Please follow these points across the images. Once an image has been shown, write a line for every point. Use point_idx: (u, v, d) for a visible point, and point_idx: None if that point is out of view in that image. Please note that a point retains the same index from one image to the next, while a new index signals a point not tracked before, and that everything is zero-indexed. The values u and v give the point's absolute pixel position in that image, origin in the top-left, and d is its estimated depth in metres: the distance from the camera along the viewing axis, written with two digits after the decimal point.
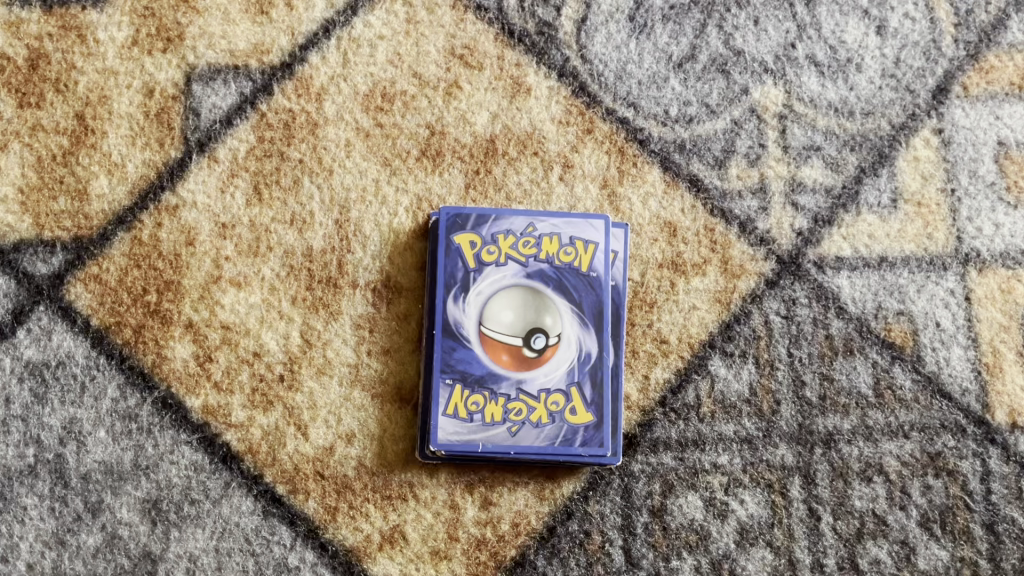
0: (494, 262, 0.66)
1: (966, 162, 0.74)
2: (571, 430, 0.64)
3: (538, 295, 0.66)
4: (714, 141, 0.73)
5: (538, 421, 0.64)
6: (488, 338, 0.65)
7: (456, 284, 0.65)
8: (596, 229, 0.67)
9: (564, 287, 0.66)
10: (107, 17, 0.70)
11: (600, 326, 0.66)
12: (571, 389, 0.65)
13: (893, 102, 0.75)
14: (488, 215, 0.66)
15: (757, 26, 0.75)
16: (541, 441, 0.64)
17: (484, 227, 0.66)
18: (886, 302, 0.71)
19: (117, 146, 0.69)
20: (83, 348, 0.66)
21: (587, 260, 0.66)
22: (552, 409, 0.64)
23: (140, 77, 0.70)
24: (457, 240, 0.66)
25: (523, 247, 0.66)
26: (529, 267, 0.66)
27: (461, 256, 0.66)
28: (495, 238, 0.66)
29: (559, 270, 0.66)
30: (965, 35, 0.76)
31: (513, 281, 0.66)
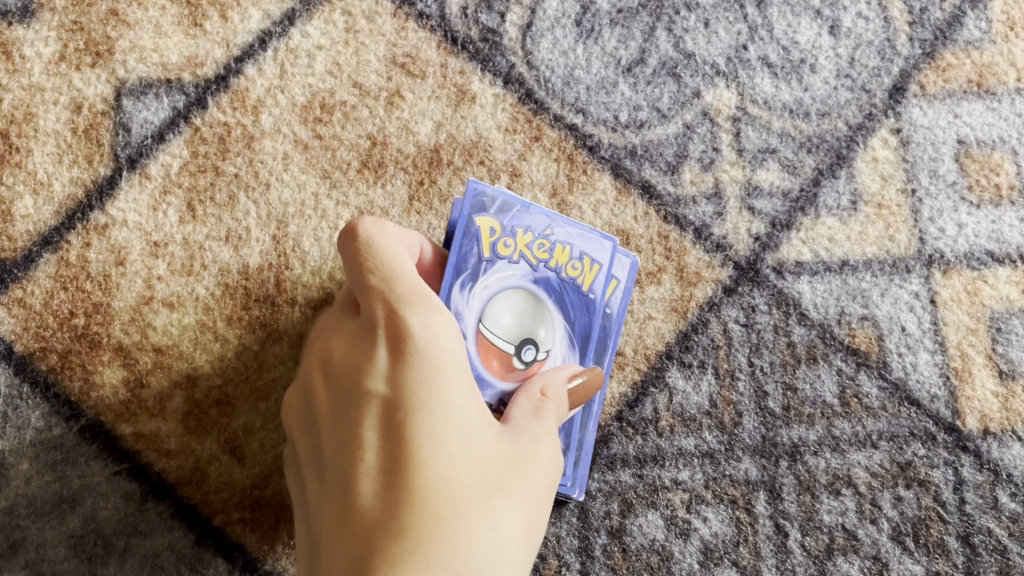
0: (508, 258, 0.56)
1: (926, 162, 0.72)
2: None
3: (539, 304, 0.57)
4: (666, 147, 0.71)
5: None
6: (483, 339, 0.55)
7: (461, 275, 0.55)
8: (608, 253, 0.59)
9: (564, 304, 0.58)
10: (33, 32, 0.68)
11: (587, 351, 0.59)
12: None
13: (849, 102, 0.73)
14: (514, 204, 0.57)
15: (707, 29, 0.73)
16: None
17: (507, 216, 0.56)
18: (848, 307, 0.69)
19: (42, 165, 0.66)
20: (4, 376, 0.63)
21: (590, 279, 0.58)
22: None
23: (68, 94, 0.67)
24: (478, 223, 0.55)
25: (537, 249, 0.57)
26: (537, 272, 0.57)
27: (477, 242, 0.55)
28: (514, 232, 0.56)
29: (563, 285, 0.58)
30: (920, 33, 0.74)
31: (518, 283, 0.57)
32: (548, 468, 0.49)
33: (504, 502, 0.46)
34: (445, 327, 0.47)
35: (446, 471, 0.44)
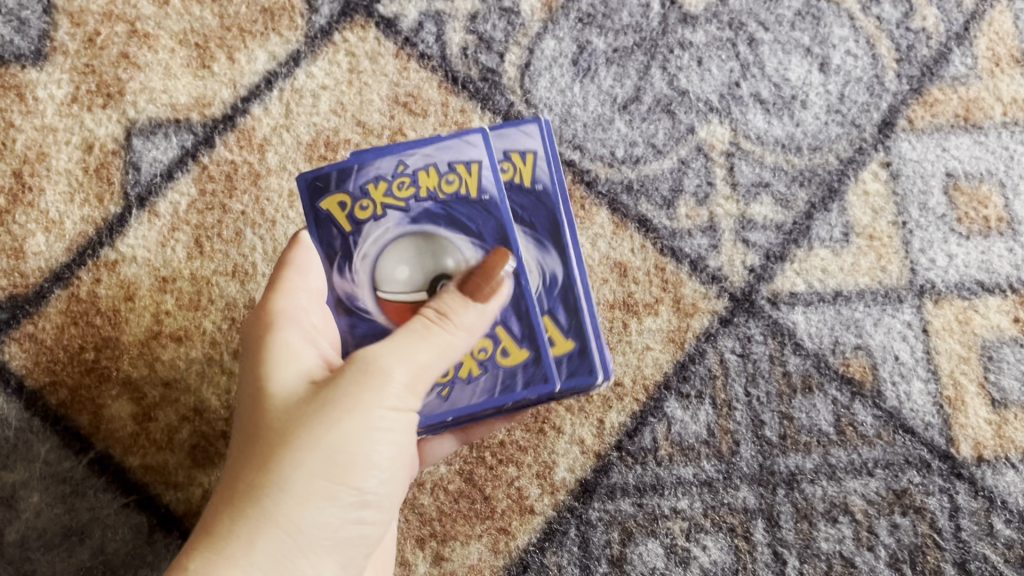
0: (371, 217, 0.54)
1: (916, 194, 0.74)
2: (509, 374, 0.53)
3: (430, 239, 0.54)
4: (661, 181, 0.72)
5: (469, 375, 0.54)
6: (388, 302, 0.54)
7: (343, 251, 0.54)
8: (474, 141, 0.55)
9: (462, 219, 0.54)
10: (47, 75, 0.70)
11: (509, 237, 0.54)
12: (496, 329, 0.54)
13: (839, 137, 0.75)
14: (351, 166, 0.54)
15: (700, 66, 0.75)
16: (478, 398, 0.53)
17: (349, 182, 0.54)
18: (842, 337, 0.70)
19: (54, 203, 0.68)
20: (15, 410, 0.64)
21: (476, 184, 0.54)
22: (480, 358, 0.54)
23: (80, 134, 0.69)
24: (324, 206, 0.54)
25: (399, 190, 0.54)
26: (411, 211, 0.54)
27: (334, 222, 0.54)
28: (365, 190, 0.54)
29: (447, 206, 0.54)
30: (908, 69, 0.76)
31: (398, 233, 0.54)
32: (348, 444, 0.46)
33: (314, 494, 0.46)
34: (282, 340, 0.50)
35: (246, 478, 0.46)
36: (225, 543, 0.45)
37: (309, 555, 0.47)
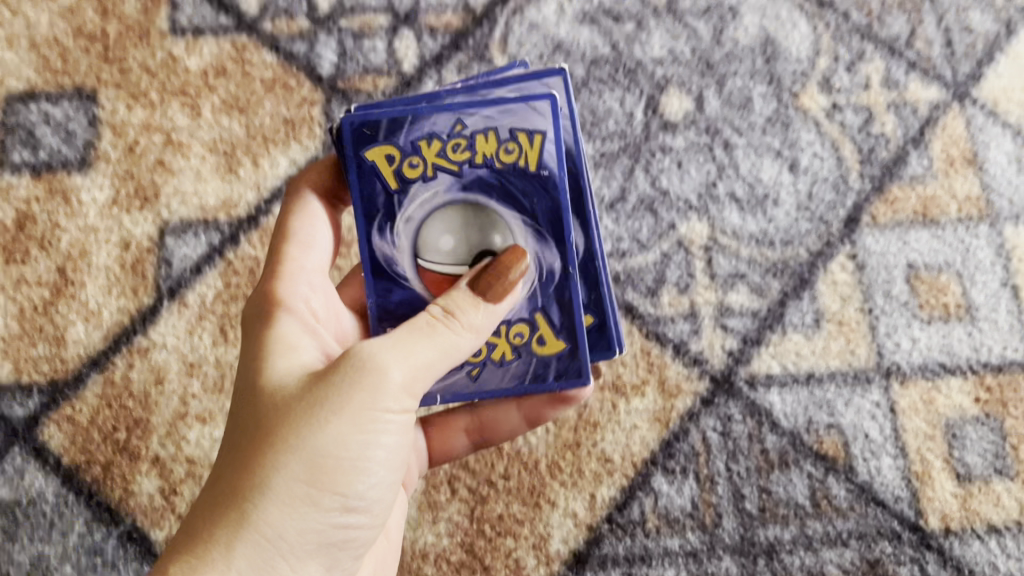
0: (420, 177, 0.56)
1: (881, 283, 0.80)
2: (541, 364, 0.59)
3: (480, 210, 0.56)
4: (646, 273, 0.79)
5: (501, 358, 0.59)
6: (427, 271, 0.57)
7: (388, 213, 0.57)
8: (539, 111, 0.56)
9: (514, 194, 0.56)
10: (90, 180, 0.78)
11: (560, 225, 0.57)
12: (535, 316, 0.58)
13: (809, 232, 0.82)
14: (405, 118, 0.56)
15: (680, 168, 0.83)
16: (508, 381, 0.59)
17: (401, 135, 0.56)
18: (815, 415, 0.76)
19: (93, 295, 0.75)
20: (53, 485, 0.70)
21: (535, 159, 0.56)
22: (516, 344, 0.59)
23: (119, 234, 0.77)
24: (371, 155, 0.56)
25: (452, 152, 0.56)
26: (464, 176, 0.56)
27: (379, 176, 0.56)
28: (416, 147, 0.56)
29: (501, 175, 0.56)
30: (870, 170, 0.84)
31: (448, 198, 0.57)
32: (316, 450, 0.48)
33: (284, 500, 0.47)
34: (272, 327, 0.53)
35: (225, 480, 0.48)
36: (207, 545, 0.47)
37: (291, 558, 0.49)
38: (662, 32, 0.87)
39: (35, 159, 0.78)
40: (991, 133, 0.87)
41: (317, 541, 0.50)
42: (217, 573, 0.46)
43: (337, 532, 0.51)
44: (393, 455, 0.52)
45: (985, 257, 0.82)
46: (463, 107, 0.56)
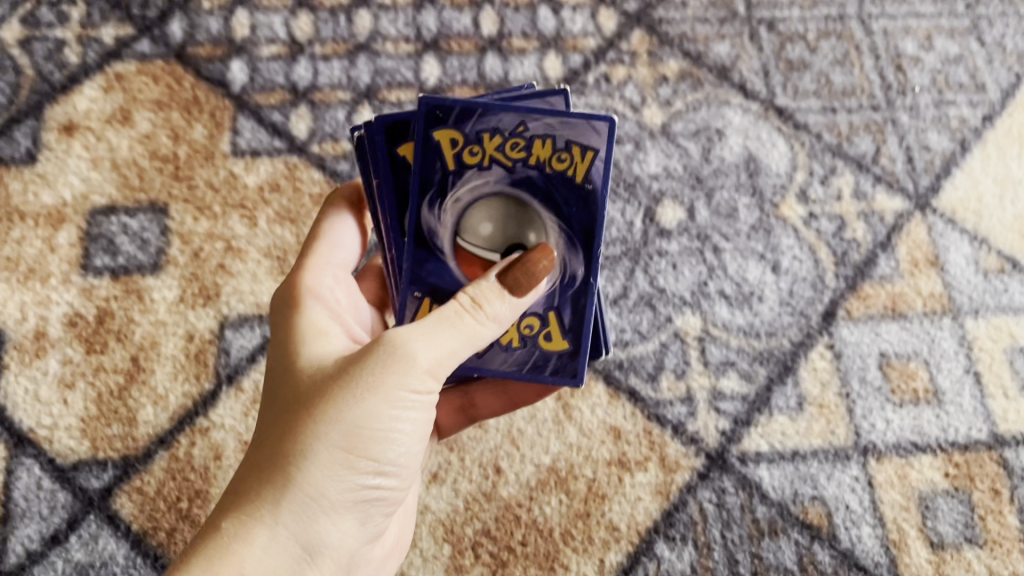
0: (477, 164, 0.64)
1: (856, 370, 0.90)
2: (543, 357, 0.68)
3: (523, 206, 0.64)
4: (647, 361, 0.90)
5: (509, 344, 0.68)
6: (463, 251, 0.66)
7: (440, 192, 0.64)
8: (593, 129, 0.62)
9: (555, 194, 0.64)
10: (161, 281, 0.90)
11: (590, 234, 0.65)
12: (548, 313, 0.67)
13: (791, 325, 0.92)
14: (475, 109, 0.62)
15: (675, 269, 0.94)
16: (508, 366, 0.68)
17: (468, 124, 0.63)
18: (801, 488, 0.85)
19: (162, 381, 0.85)
20: (124, 549, 0.79)
21: (583, 171, 0.63)
22: (525, 334, 0.68)
23: (185, 327, 0.88)
24: (436, 136, 0.63)
25: (511, 148, 0.63)
26: (515, 172, 0.64)
27: (440, 155, 0.64)
28: (479, 138, 0.63)
29: (550, 178, 0.64)
30: (844, 270, 0.95)
31: (496, 187, 0.64)
32: (353, 421, 0.57)
33: (324, 464, 0.57)
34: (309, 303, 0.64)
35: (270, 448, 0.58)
36: (257, 502, 0.56)
37: (331, 514, 0.58)
38: (658, 151, 1.00)
39: (114, 262, 0.90)
40: (950, 237, 0.98)
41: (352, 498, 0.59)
42: (264, 525, 0.56)
43: (368, 492, 0.60)
44: (418, 425, 0.61)
45: (949, 346, 0.92)
46: (528, 111, 0.62)
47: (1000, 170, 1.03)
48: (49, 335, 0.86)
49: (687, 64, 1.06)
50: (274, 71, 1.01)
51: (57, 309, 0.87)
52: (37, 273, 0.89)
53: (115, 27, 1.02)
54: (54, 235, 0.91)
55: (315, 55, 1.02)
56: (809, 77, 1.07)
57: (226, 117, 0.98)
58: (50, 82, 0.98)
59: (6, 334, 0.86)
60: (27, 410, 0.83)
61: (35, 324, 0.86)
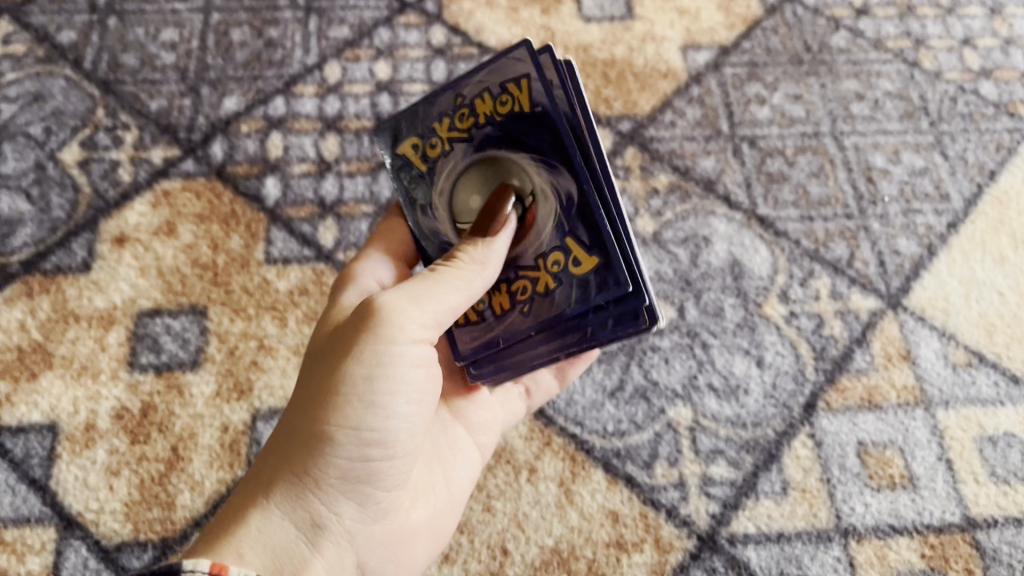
0: (441, 152, 0.77)
1: (836, 457, 0.98)
2: (581, 284, 0.73)
3: (494, 163, 0.74)
4: (642, 449, 0.97)
5: (547, 288, 0.75)
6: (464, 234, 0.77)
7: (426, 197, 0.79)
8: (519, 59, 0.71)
9: (512, 133, 0.72)
10: (200, 377, 0.99)
11: (563, 152, 0.70)
12: (564, 243, 0.73)
13: (775, 415, 1.00)
14: (419, 108, 0.79)
15: (667, 364, 1.03)
16: (553, 309, 0.76)
17: (420, 128, 0.79)
18: (787, 568, 0.91)
19: (199, 469, 0.93)
20: None
21: (527, 100, 0.71)
22: (557, 271, 0.74)
23: (220, 419, 0.96)
24: (402, 152, 0.80)
25: (461, 123, 0.76)
26: (474, 138, 0.75)
27: (414, 165, 0.80)
28: (433, 131, 0.78)
29: (503, 125, 0.73)
30: (823, 364, 1.04)
31: (465, 161, 0.76)
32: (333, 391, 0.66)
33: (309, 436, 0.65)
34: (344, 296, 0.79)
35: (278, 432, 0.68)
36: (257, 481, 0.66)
37: (323, 484, 0.66)
38: (650, 257, 1.10)
39: (158, 360, 0.99)
40: (920, 334, 1.07)
41: (340, 470, 0.66)
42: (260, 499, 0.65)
43: (356, 466, 0.67)
44: (397, 390, 0.68)
45: (922, 435, 1.00)
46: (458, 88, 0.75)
47: (965, 271, 1.12)
48: (99, 426, 0.95)
49: (676, 178, 1.17)
50: (305, 186, 1.13)
51: (106, 403, 0.96)
52: (89, 370, 0.98)
53: (164, 150, 1.15)
54: (105, 335, 1.01)
55: (342, 172, 1.14)
56: (788, 188, 1.18)
57: (261, 228, 1.09)
58: (105, 199, 1.10)
59: (59, 426, 0.95)
60: (76, 496, 0.91)
61: (86, 417, 0.95)
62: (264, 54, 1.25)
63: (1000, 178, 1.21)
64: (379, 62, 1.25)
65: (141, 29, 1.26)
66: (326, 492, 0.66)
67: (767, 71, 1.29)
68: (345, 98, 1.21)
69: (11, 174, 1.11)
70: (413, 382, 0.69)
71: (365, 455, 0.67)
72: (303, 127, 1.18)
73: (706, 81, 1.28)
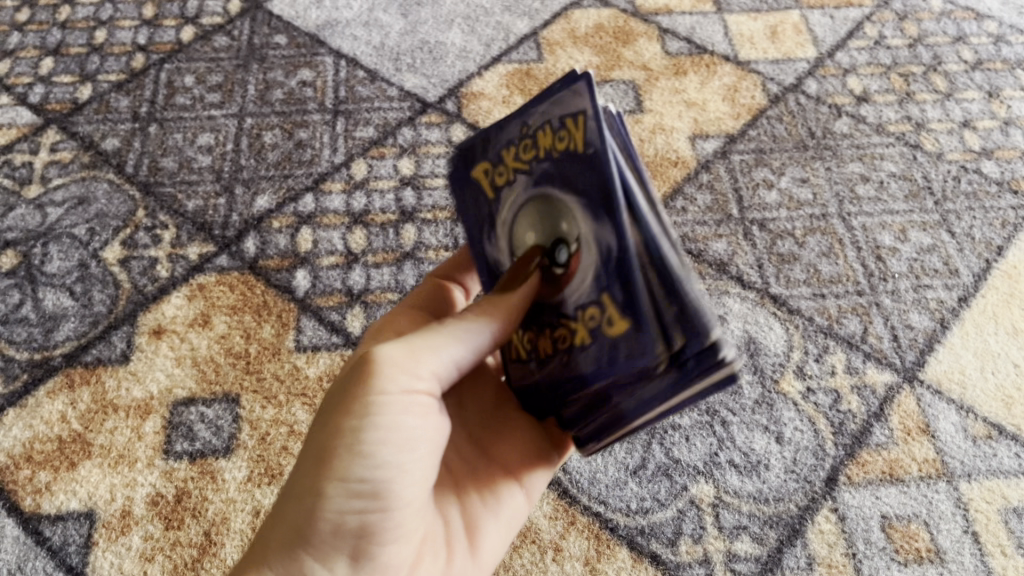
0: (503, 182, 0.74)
1: (860, 531, 0.98)
2: (613, 342, 0.65)
3: (547, 202, 0.68)
4: (666, 526, 0.98)
5: (581, 342, 0.68)
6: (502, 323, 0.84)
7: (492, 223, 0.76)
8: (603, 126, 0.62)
9: (569, 174, 0.65)
10: (232, 462, 1.02)
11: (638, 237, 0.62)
12: (602, 296, 0.65)
13: (796, 490, 1.01)
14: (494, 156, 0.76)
15: (688, 441, 1.05)
16: (591, 363, 0.68)
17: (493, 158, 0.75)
18: None
19: (231, 552, 0.95)
20: None
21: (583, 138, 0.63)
22: (590, 326, 0.67)
23: (252, 503, 0.99)
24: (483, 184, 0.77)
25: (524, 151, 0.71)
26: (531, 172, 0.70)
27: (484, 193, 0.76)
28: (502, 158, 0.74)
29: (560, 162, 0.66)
30: (842, 438, 1.05)
31: (524, 195, 0.71)
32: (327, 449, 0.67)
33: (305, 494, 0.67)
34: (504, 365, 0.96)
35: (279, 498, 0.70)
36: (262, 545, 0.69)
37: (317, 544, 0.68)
38: None
39: (192, 447, 1.03)
40: (938, 407, 1.08)
41: (337, 531, 0.67)
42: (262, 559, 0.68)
43: (346, 517, 0.67)
44: (385, 440, 0.67)
45: (946, 507, 1.00)
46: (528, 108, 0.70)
47: (979, 344, 1.14)
48: (134, 513, 0.97)
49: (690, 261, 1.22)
50: (333, 277, 1.18)
51: (142, 490, 0.99)
52: (125, 458, 1.02)
53: (199, 246, 1.21)
54: (141, 424, 1.04)
55: (368, 263, 1.19)
56: (799, 268, 1.21)
57: (291, 317, 1.14)
58: (144, 293, 1.16)
59: (96, 513, 0.97)
60: None
61: (123, 503, 0.98)
62: (295, 154, 1.32)
63: (1008, 253, 1.24)
64: (403, 159, 1.32)
65: (179, 135, 1.34)
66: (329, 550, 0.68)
67: (774, 157, 1.35)
68: (371, 193, 1.27)
69: (55, 272, 1.18)
70: (400, 432, 0.68)
71: (352, 506, 0.67)
72: (331, 221, 1.24)
73: (715, 168, 1.33)
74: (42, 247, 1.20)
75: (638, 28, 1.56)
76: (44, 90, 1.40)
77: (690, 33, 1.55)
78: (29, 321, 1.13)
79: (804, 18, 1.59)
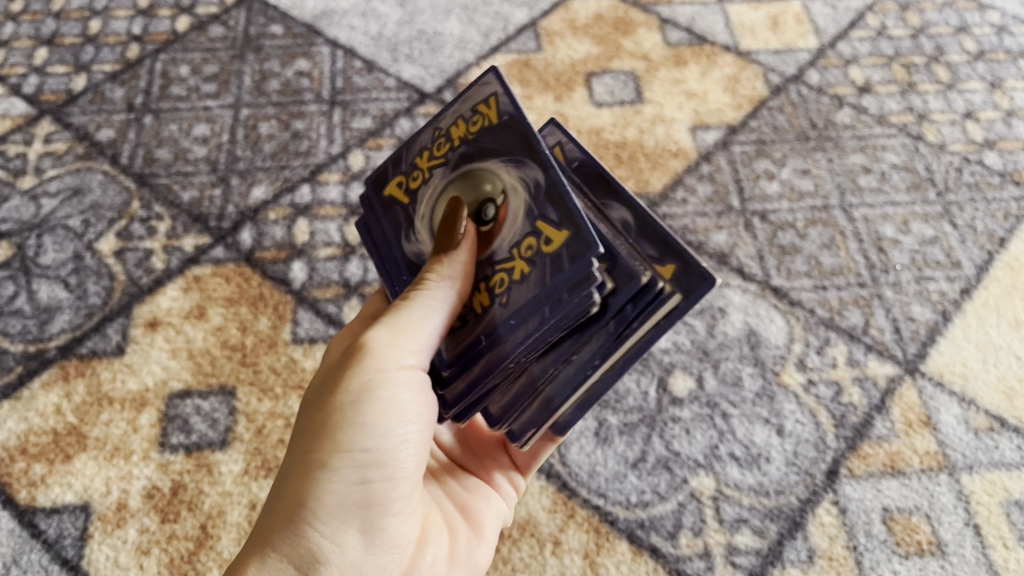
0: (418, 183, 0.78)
1: (862, 524, 0.97)
2: (556, 257, 0.66)
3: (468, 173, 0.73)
4: (665, 520, 0.98)
5: (520, 276, 0.68)
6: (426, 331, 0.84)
7: (409, 223, 0.77)
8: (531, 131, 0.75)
9: (487, 143, 0.72)
10: (228, 455, 1.01)
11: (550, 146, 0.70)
12: (537, 224, 0.67)
13: (797, 483, 1.00)
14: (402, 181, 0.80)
15: (688, 434, 1.04)
16: (530, 290, 0.67)
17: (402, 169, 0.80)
18: None
19: (227, 546, 0.94)
20: None
21: (495, 113, 0.72)
22: (530, 255, 0.68)
23: (248, 496, 0.98)
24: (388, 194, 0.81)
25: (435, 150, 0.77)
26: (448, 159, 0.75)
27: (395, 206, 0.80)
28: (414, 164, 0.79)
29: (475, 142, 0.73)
30: (843, 431, 1.04)
31: (444, 180, 0.75)
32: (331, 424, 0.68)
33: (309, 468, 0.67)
34: None
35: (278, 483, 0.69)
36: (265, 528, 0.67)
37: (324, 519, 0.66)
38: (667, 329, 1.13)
39: (188, 440, 1.02)
40: (940, 400, 1.07)
41: (343, 504, 0.66)
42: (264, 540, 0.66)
43: (354, 490, 0.67)
44: (388, 411, 0.68)
45: (948, 500, 0.99)
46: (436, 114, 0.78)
47: (981, 336, 1.13)
48: (129, 506, 0.97)
49: None
50: (330, 269, 1.17)
51: (138, 483, 0.98)
52: (121, 451, 1.01)
53: (195, 238, 1.20)
54: (137, 417, 1.03)
55: (366, 254, 1.18)
56: (801, 260, 1.20)
57: (288, 309, 1.13)
58: (139, 285, 1.15)
59: (91, 506, 0.96)
60: None
61: (118, 496, 0.97)
62: (291, 145, 1.31)
63: (1010, 244, 1.23)
64: None
65: (175, 126, 1.33)
66: (335, 526, 0.66)
67: (775, 148, 1.34)
68: None
69: (50, 264, 1.17)
70: (402, 404, 0.69)
71: (360, 477, 0.67)
72: (328, 213, 1.23)
73: (716, 159, 1.32)
74: (36, 239, 1.19)
75: (638, 18, 1.54)
76: (38, 81, 1.38)
77: (690, 23, 1.54)
78: (23, 314, 1.12)
79: (805, 9, 1.58)
